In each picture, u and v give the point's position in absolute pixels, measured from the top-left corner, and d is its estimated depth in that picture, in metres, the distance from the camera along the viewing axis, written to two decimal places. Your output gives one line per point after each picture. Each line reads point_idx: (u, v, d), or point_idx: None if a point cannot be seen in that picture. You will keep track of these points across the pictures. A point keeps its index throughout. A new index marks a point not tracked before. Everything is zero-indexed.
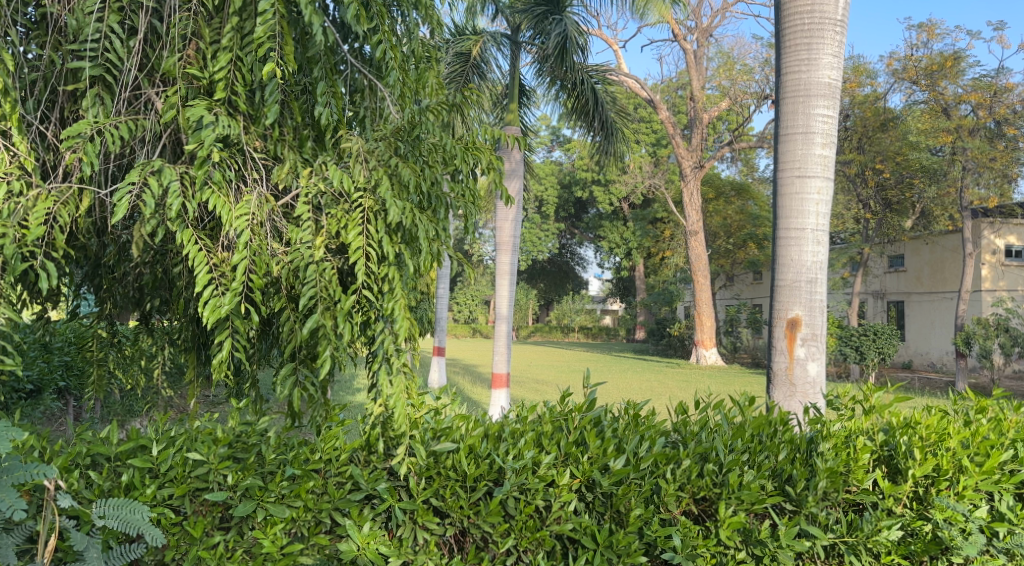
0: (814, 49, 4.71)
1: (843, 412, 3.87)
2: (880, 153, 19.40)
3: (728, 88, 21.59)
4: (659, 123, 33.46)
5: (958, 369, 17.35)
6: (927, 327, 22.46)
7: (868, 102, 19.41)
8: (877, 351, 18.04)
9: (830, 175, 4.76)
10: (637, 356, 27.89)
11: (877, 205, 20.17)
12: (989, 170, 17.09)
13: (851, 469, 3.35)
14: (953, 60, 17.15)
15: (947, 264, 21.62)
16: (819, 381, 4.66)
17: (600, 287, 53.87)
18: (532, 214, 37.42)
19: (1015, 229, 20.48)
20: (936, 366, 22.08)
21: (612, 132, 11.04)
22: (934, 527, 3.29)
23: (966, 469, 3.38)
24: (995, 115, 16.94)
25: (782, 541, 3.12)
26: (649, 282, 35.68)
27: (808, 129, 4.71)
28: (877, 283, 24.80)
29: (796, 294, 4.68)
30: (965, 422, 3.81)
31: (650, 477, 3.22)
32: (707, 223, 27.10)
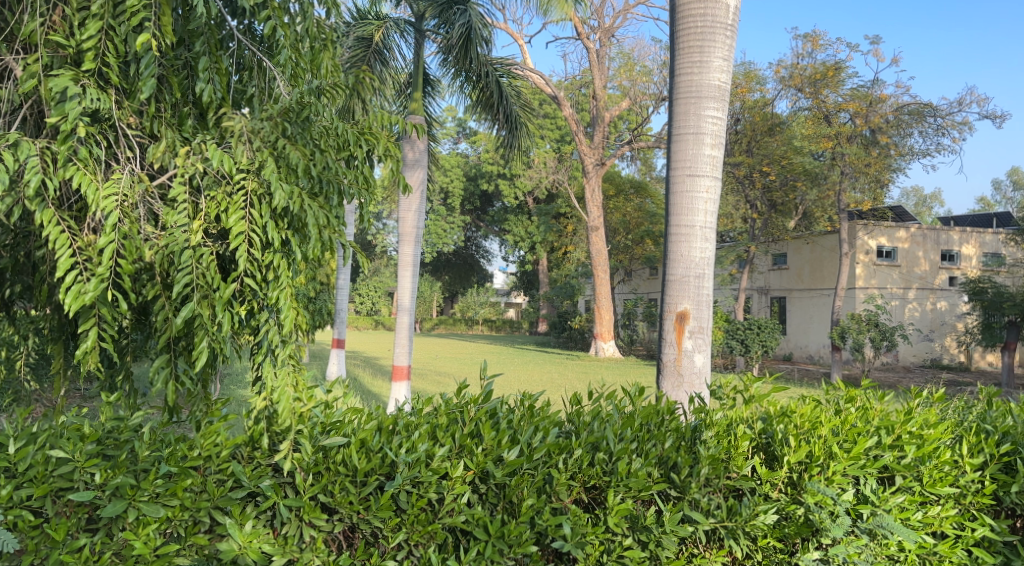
0: (705, 52, 4.85)
1: (724, 402, 3.98)
2: (767, 157, 20.37)
3: (629, 88, 22.01)
4: (564, 119, 33.86)
5: (834, 361, 18.42)
6: (806, 321, 23.74)
7: (757, 108, 20.21)
8: (761, 344, 18.93)
9: (718, 175, 4.93)
10: (539, 349, 28.21)
11: (763, 206, 21.27)
12: (864, 174, 18.29)
13: (731, 456, 3.48)
14: (835, 70, 18.11)
15: (825, 263, 22.82)
16: (704, 372, 4.81)
17: (507, 282, 54.26)
18: (436, 206, 36.84)
19: (885, 230, 21.84)
20: (814, 358, 23.33)
21: (516, 126, 11.08)
22: (806, 510, 3.40)
23: (835, 455, 3.49)
24: (870, 123, 18.02)
25: (666, 527, 3.22)
26: (553, 276, 36.12)
27: (698, 130, 4.85)
28: (762, 280, 25.92)
29: (685, 288, 4.82)
30: (836, 411, 3.96)
31: (543, 468, 3.25)
32: (609, 220, 27.73)
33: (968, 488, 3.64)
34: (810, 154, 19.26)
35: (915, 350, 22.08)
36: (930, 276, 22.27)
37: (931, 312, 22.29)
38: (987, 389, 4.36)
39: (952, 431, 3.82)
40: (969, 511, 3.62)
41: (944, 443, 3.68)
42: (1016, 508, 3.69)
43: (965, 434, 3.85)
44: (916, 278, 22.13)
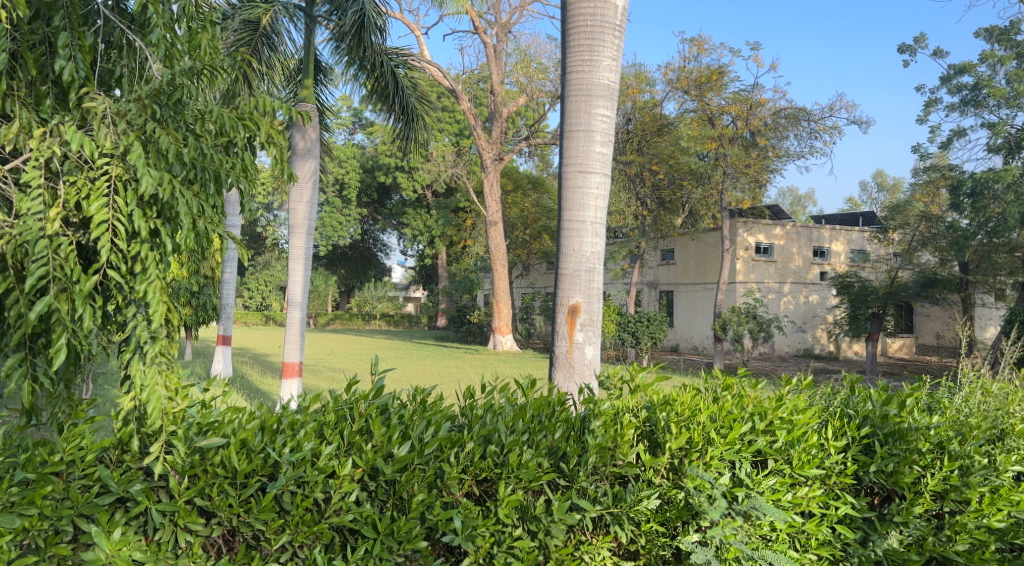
0: (595, 51, 4.92)
1: (612, 392, 4.05)
2: (656, 157, 21.01)
3: (526, 85, 22.15)
4: (462, 113, 33.74)
5: (717, 352, 19.21)
6: (691, 314, 24.66)
7: (646, 108, 20.78)
8: (650, 337, 19.50)
9: (608, 171, 5.02)
10: (438, 344, 28.08)
11: (653, 203, 21.91)
12: (744, 175, 19.16)
13: (617, 444, 3.56)
14: (718, 74, 18.81)
15: (708, 259, 23.74)
16: (594, 363, 4.89)
17: (406, 277, 53.70)
18: (332, 198, 35.82)
19: (763, 228, 22.94)
20: (699, 349, 24.26)
21: (412, 117, 10.98)
22: (686, 495, 3.52)
23: (712, 441, 3.61)
24: (749, 126, 18.86)
25: (555, 516, 3.25)
26: (451, 270, 36.03)
27: (588, 127, 4.93)
28: (652, 274, 26.70)
29: (577, 282, 4.88)
30: (714, 398, 4.11)
31: (434, 462, 3.22)
32: (507, 215, 27.92)
33: (833, 469, 3.84)
34: (696, 155, 19.86)
35: (790, 341, 23.32)
36: (804, 271, 23.55)
37: (804, 304, 23.57)
38: (851, 375, 4.62)
39: (819, 416, 4.03)
40: (834, 491, 3.82)
41: (812, 428, 3.88)
42: (874, 487, 3.93)
43: (831, 419, 4.06)
44: (791, 272, 23.34)
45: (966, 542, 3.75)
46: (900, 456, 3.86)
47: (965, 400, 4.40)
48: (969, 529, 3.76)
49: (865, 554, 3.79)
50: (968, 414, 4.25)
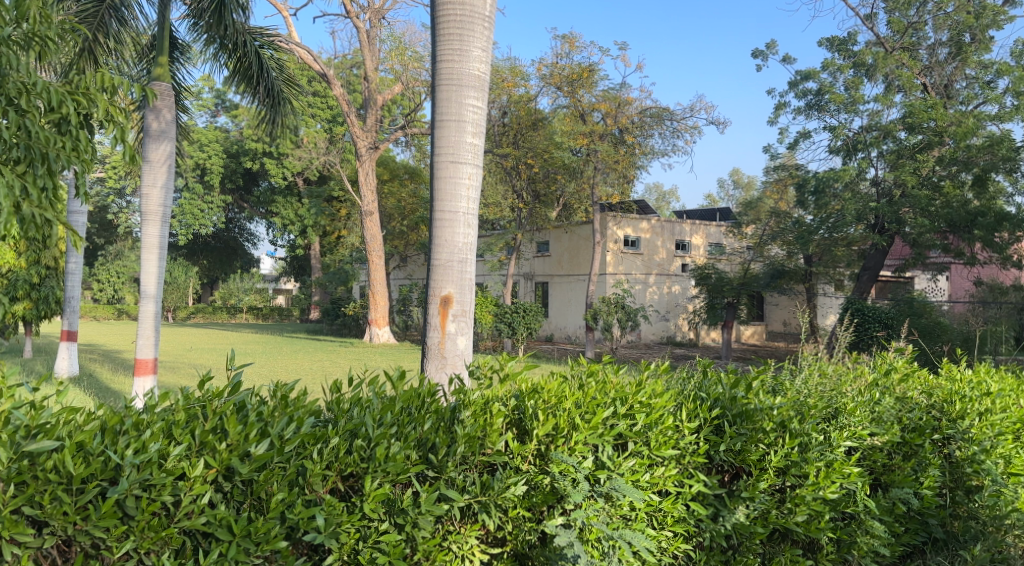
0: (465, 40, 4.86)
1: (482, 381, 3.98)
2: (530, 151, 21.25)
3: (401, 73, 21.79)
4: (334, 99, 32.85)
5: (589, 341, 19.69)
6: (565, 304, 25.16)
7: (521, 103, 20.87)
8: (526, 327, 19.78)
9: (479, 162, 4.99)
10: (310, 337, 27.31)
11: (528, 196, 22.13)
12: (613, 171, 19.68)
13: (486, 433, 3.53)
14: (589, 72, 19.19)
15: (580, 251, 24.29)
16: (466, 354, 4.86)
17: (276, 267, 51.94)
18: (193, 183, 34.01)
19: (631, 222, 23.70)
20: (572, 339, 24.78)
21: (278, 101, 10.54)
22: (552, 479, 3.55)
23: (577, 426, 3.65)
24: (618, 123, 19.38)
25: (422, 508, 3.19)
26: (324, 261, 35.13)
27: (459, 118, 4.87)
28: (528, 266, 27.00)
29: (448, 273, 4.82)
30: (579, 385, 4.16)
31: (295, 459, 3.07)
32: (383, 205, 27.45)
33: (687, 449, 3.97)
34: (569, 150, 20.20)
35: (655, 329, 24.20)
36: (667, 263, 24.52)
37: (668, 295, 24.50)
38: (704, 360, 4.78)
39: (676, 399, 4.14)
40: (688, 470, 3.97)
41: (669, 410, 3.99)
42: (725, 465, 4.12)
43: (686, 401, 4.20)
44: (656, 264, 24.28)
45: (805, 513, 4.04)
46: (746, 435, 4.07)
47: (804, 381, 4.66)
48: (808, 501, 4.05)
49: (716, 529, 3.98)
50: (807, 394, 4.50)
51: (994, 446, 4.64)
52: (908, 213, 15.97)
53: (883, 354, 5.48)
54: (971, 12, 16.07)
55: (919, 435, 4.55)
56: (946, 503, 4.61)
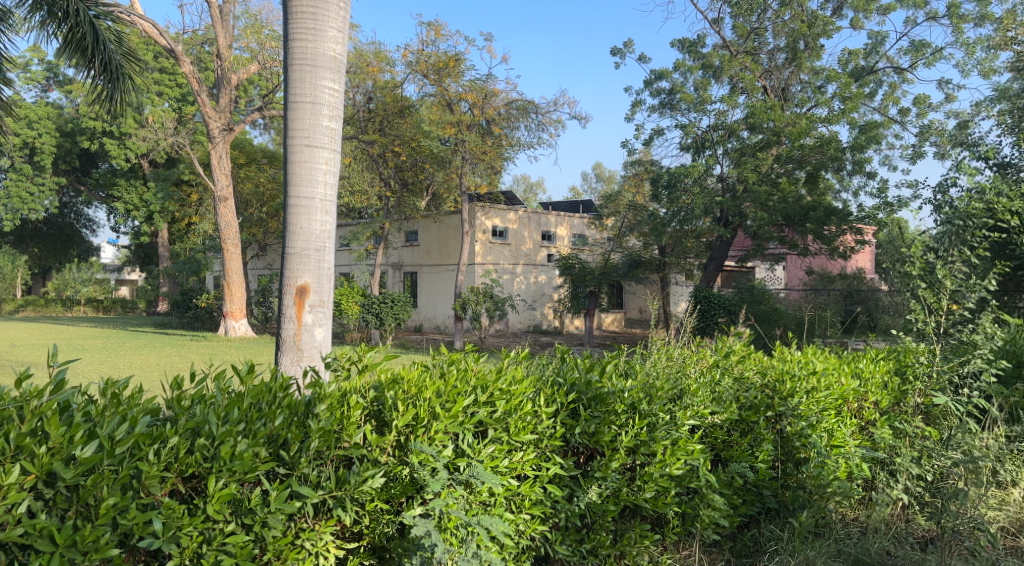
0: (319, 20, 4.69)
1: (338, 373, 3.81)
2: (398, 138, 20.83)
3: (257, 52, 20.84)
4: (184, 77, 31.00)
5: (457, 331, 19.71)
6: (433, 294, 25.07)
7: (387, 89, 20.49)
8: (394, 317, 19.51)
9: (337, 147, 4.83)
10: (160, 331, 25.73)
11: (396, 184, 21.82)
12: (481, 161, 19.75)
13: (343, 427, 3.42)
14: (455, 61, 18.99)
15: (450, 241, 24.30)
16: (323, 346, 4.69)
17: (118, 256, 48.54)
18: (21, 164, 31.14)
19: (499, 212, 23.86)
20: (440, 329, 24.72)
21: (117, 77, 9.74)
22: (411, 470, 3.50)
23: (437, 415, 3.61)
24: (485, 114, 19.46)
25: (272, 507, 3.07)
26: (174, 250, 33.18)
27: (315, 100, 4.69)
28: (395, 256, 26.49)
29: (305, 262, 4.64)
30: (440, 374, 4.10)
31: (128, 461, 2.85)
32: (240, 191, 26.25)
33: (544, 433, 4.03)
34: (437, 139, 20.08)
35: (521, 318, 24.53)
36: (533, 253, 24.92)
37: (534, 284, 24.88)
38: (561, 345, 4.84)
39: (534, 384, 4.18)
40: (546, 454, 4.03)
41: (528, 396, 4.02)
42: (579, 447, 4.22)
43: (544, 387, 4.25)
44: (523, 255, 24.61)
45: (652, 490, 4.23)
46: (600, 418, 4.18)
47: (653, 364, 4.83)
48: (655, 477, 4.23)
49: (571, 509, 4.10)
50: (655, 377, 4.69)
51: (818, 422, 4.93)
52: (749, 207, 16.89)
53: (724, 337, 5.75)
54: (804, 21, 17.29)
55: (754, 413, 4.83)
56: (777, 475, 4.93)
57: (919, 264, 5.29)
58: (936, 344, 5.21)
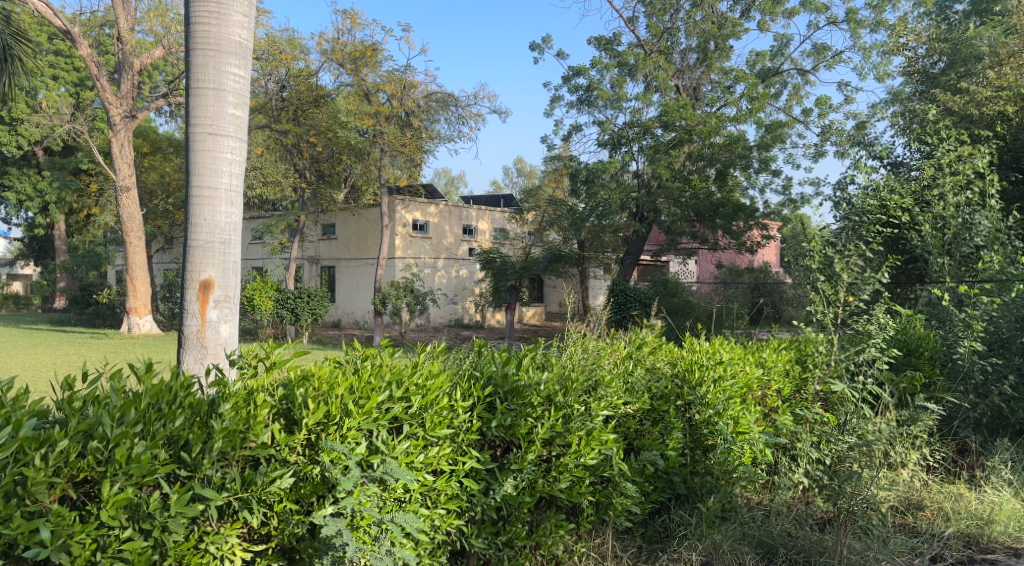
0: (224, 3, 4.52)
1: (244, 371, 3.68)
2: (313, 128, 20.26)
3: (162, 36, 20.00)
4: (82, 61, 29.49)
5: (377, 325, 19.46)
6: (352, 288, 24.68)
7: (302, 77, 19.65)
8: (311, 313, 19.10)
9: (242, 136, 4.67)
10: (58, 328, 24.44)
11: (311, 175, 21.33)
12: (401, 154, 19.54)
13: (249, 426, 3.30)
14: (373, 51, 18.77)
15: (369, 234, 23.97)
16: (228, 342, 4.54)
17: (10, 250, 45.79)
18: None
19: (420, 206, 23.62)
20: (359, 324, 24.37)
21: (6, 57, 9.19)
22: (322, 469, 3.42)
23: (350, 412, 3.52)
24: (404, 106, 19.23)
25: (172, 511, 2.95)
26: (73, 243, 31.55)
27: (219, 86, 4.52)
28: (312, 249, 25.84)
29: (209, 255, 4.47)
30: (353, 370, 4.01)
31: (12, 467, 2.74)
32: (144, 181, 25.17)
33: (460, 428, 4.01)
34: (354, 130, 19.74)
35: (442, 312, 24.41)
36: (454, 247, 24.83)
37: (456, 278, 24.77)
38: (478, 339, 4.81)
39: (450, 378, 4.15)
40: (462, 448, 4.01)
41: (444, 391, 3.98)
42: (496, 440, 4.22)
43: (460, 381, 4.22)
44: (444, 249, 24.49)
45: (568, 480, 4.27)
46: (516, 411, 4.19)
47: (569, 356, 4.87)
48: (570, 468, 4.27)
49: (486, 502, 4.10)
50: (571, 369, 4.72)
51: (726, 410, 5.04)
52: (663, 203, 17.25)
53: (637, 329, 5.84)
54: (715, 22, 17.78)
55: (665, 402, 4.93)
56: (687, 462, 5.05)
57: (819, 259, 5.56)
58: (833, 334, 5.42)
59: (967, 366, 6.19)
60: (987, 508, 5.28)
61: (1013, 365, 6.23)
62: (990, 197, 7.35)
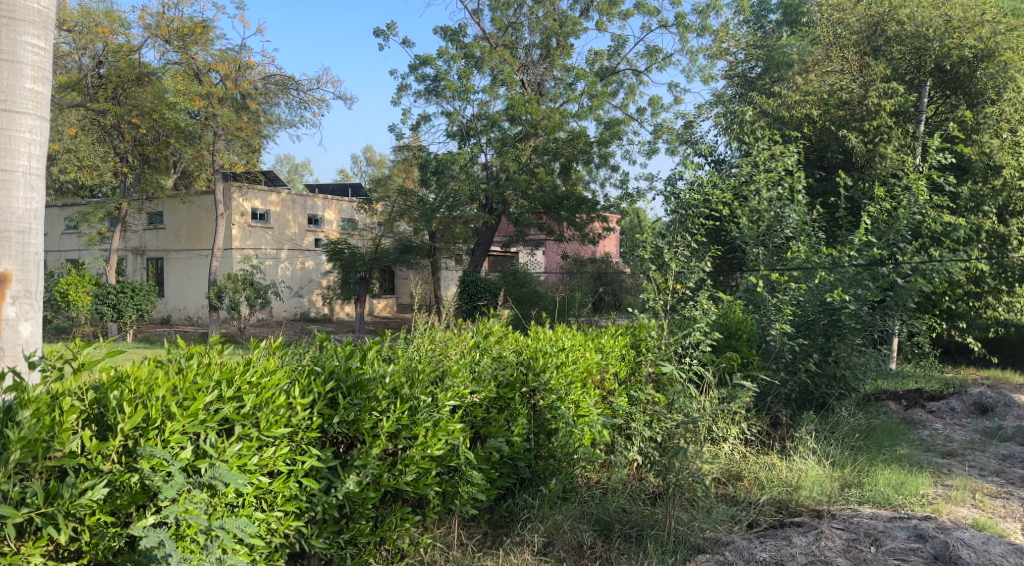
0: None
1: (48, 372, 3.36)
2: (135, 109, 18.48)
3: None
4: None
5: (212, 320, 18.48)
6: (184, 281, 23.29)
7: (122, 52, 18.06)
8: (136, 309, 17.90)
9: (43, 115, 4.25)
10: None
11: (135, 159, 19.85)
12: (236, 138, 18.71)
13: (53, 434, 3.04)
14: (203, 28, 17.72)
15: (202, 224, 22.67)
16: (31, 342, 4.08)
17: None
18: None
19: (258, 194, 22.43)
20: (193, 319, 23.04)
21: None
22: (141, 477, 3.18)
23: (173, 415, 3.29)
24: (240, 87, 18.38)
25: None
26: None
27: (14, 58, 4.08)
28: (136, 240, 23.95)
29: (4, 246, 4.02)
30: (178, 369, 3.74)
31: None
32: None
33: (299, 426, 3.85)
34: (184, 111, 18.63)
35: (285, 306, 23.55)
36: (298, 238, 24.02)
37: (300, 270, 23.97)
38: (319, 333, 4.63)
39: (288, 375, 3.98)
40: (301, 447, 3.85)
41: (280, 388, 3.81)
42: (338, 437, 4.09)
43: (299, 377, 4.05)
44: (287, 239, 23.62)
45: (413, 472, 4.20)
46: (359, 405, 4.07)
47: (415, 348, 4.81)
48: (416, 460, 4.20)
49: (328, 501, 3.96)
50: (417, 360, 4.66)
51: (567, 395, 5.15)
52: (512, 195, 17.50)
53: (483, 319, 5.84)
54: (556, 20, 18.26)
55: (511, 390, 4.98)
56: (531, 447, 5.13)
57: (650, 249, 5.86)
58: (664, 319, 5.69)
59: (779, 346, 6.75)
60: (796, 475, 5.75)
61: (817, 344, 6.97)
62: (798, 193, 7.90)
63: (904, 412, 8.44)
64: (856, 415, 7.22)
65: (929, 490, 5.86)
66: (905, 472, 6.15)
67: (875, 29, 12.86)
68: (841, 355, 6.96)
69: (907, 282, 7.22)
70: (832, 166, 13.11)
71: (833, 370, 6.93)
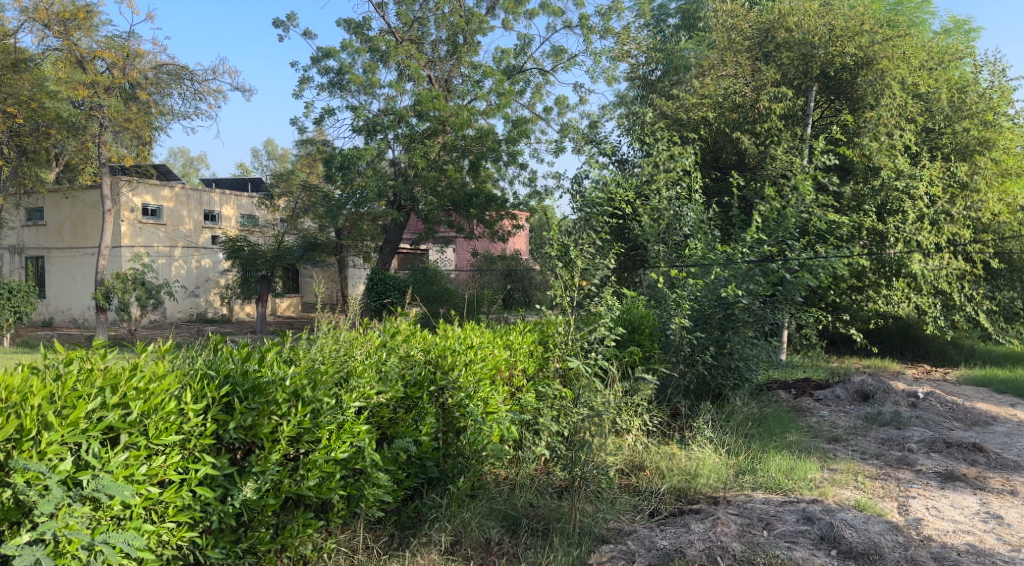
0: None
1: None
2: None
3: None
4: None
5: (99, 322, 17.55)
6: (67, 282, 21.93)
7: None
8: (12, 310, 16.79)
9: None
10: None
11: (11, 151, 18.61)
12: (124, 129, 17.84)
13: None
14: (86, 13, 16.78)
15: (87, 220, 21.47)
16: None
17: None
18: None
19: (149, 189, 21.51)
20: (78, 322, 21.78)
21: None
22: (15, 492, 3.07)
23: (51, 425, 3.17)
24: (128, 76, 17.57)
25: None
26: None
27: None
28: (14, 238, 22.94)
29: None
30: (56, 376, 3.50)
31: None
32: None
33: (192, 433, 3.67)
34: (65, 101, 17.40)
35: (180, 307, 22.53)
36: (193, 235, 23.14)
37: (196, 269, 23.07)
38: (215, 335, 4.38)
39: (180, 380, 3.78)
40: (193, 455, 3.68)
41: (171, 394, 3.62)
42: (235, 443, 3.91)
43: (192, 382, 3.85)
44: (181, 236, 22.70)
45: (316, 477, 4.08)
46: (257, 410, 3.92)
47: (318, 349, 4.65)
48: (319, 464, 4.08)
49: (224, 510, 3.79)
50: (320, 361, 4.51)
51: (476, 392, 5.09)
52: (420, 192, 17.36)
53: (390, 318, 5.71)
54: (462, 17, 18.20)
55: (418, 389, 4.91)
56: (439, 446, 5.05)
57: (557, 246, 5.88)
58: (572, 315, 5.71)
59: (678, 340, 6.93)
60: (695, 463, 5.89)
61: (713, 337, 7.21)
62: (696, 192, 8.11)
63: (794, 401, 8.82)
64: (749, 404, 7.49)
65: (816, 474, 6.13)
66: (794, 458, 6.41)
67: (766, 36, 13.54)
68: (735, 347, 7.20)
69: (795, 277, 7.49)
70: (727, 167, 13.53)
71: (727, 362, 7.19)
